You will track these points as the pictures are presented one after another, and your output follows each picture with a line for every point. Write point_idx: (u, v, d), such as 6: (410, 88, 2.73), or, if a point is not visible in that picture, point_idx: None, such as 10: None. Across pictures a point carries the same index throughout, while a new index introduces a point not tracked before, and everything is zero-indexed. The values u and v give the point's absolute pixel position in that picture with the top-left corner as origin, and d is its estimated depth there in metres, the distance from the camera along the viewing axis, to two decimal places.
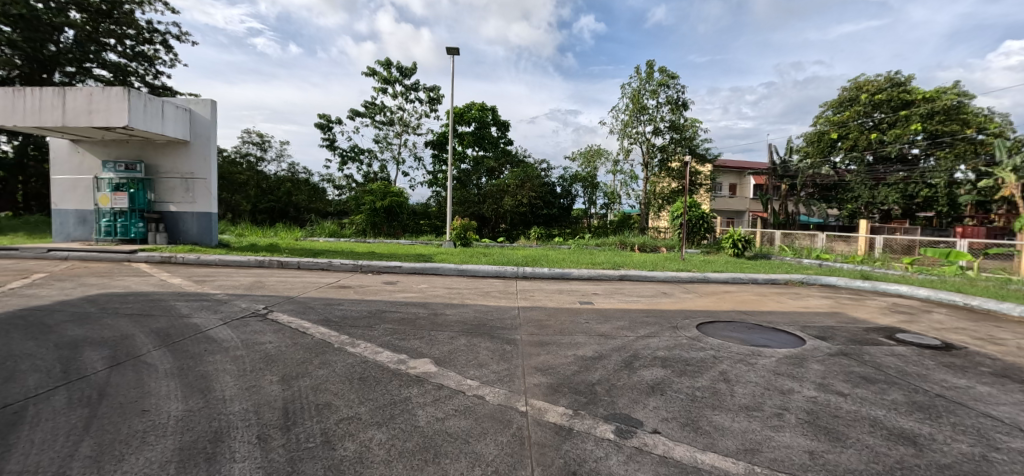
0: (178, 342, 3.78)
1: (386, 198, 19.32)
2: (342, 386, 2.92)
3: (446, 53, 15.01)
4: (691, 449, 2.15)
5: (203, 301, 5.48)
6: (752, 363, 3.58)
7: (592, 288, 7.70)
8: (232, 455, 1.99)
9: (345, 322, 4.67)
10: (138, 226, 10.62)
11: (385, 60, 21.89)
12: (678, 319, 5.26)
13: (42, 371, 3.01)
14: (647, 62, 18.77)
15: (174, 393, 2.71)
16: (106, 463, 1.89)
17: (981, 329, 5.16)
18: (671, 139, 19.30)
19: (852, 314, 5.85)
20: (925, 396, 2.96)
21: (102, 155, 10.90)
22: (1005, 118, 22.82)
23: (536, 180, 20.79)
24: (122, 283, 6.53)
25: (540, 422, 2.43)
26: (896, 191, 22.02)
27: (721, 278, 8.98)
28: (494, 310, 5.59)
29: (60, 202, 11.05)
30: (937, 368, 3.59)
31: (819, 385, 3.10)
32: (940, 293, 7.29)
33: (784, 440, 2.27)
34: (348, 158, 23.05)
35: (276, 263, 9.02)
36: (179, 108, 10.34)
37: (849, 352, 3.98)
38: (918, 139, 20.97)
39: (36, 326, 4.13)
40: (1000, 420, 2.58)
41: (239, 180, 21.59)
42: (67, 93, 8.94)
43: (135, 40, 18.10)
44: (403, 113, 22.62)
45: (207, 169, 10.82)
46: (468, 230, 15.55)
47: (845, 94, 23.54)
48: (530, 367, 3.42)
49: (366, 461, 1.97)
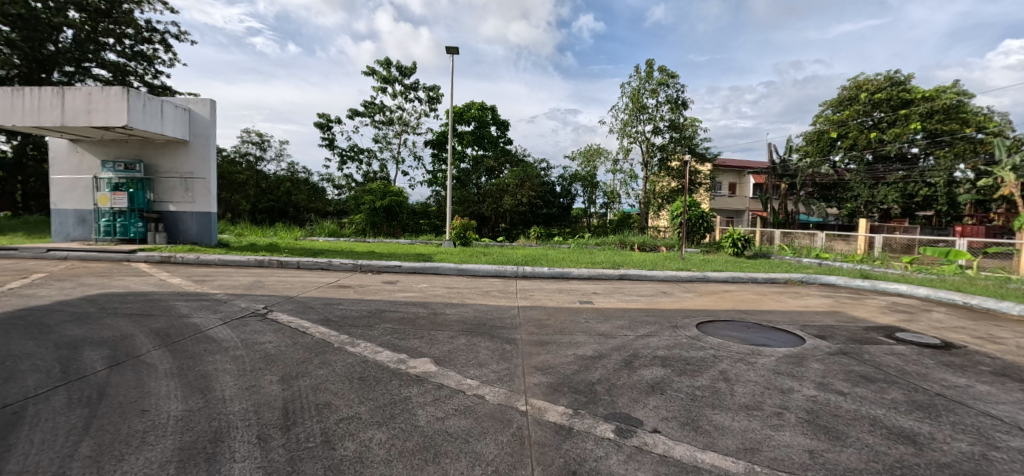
0: (177, 342, 3.78)
1: (386, 198, 19.35)
2: (342, 386, 2.92)
3: (446, 52, 14.99)
4: (692, 449, 2.15)
5: (203, 301, 5.47)
6: (751, 362, 3.58)
7: (592, 287, 7.71)
8: (232, 455, 1.99)
9: (345, 322, 4.67)
10: (138, 226, 10.61)
11: (385, 59, 21.89)
12: (678, 319, 5.26)
13: (41, 371, 3.01)
14: (647, 61, 18.75)
15: (173, 393, 2.71)
16: (106, 464, 1.89)
17: (981, 329, 5.16)
18: (671, 138, 19.30)
19: (852, 313, 5.85)
20: (925, 395, 2.96)
21: (101, 155, 10.89)
22: (1004, 118, 22.82)
23: (536, 179, 20.75)
24: (122, 283, 6.52)
25: (540, 422, 2.43)
26: (896, 190, 22.16)
27: (720, 277, 8.99)
28: (494, 310, 5.59)
29: (59, 201, 11.03)
30: (936, 367, 3.59)
31: (819, 385, 3.10)
32: (939, 293, 7.29)
33: (784, 439, 2.27)
34: (348, 158, 23.02)
35: (276, 263, 9.01)
36: (178, 108, 10.32)
37: (849, 352, 3.98)
38: (918, 138, 21.14)
39: (35, 327, 4.12)
40: (999, 419, 2.59)
41: (238, 179, 21.57)
42: (65, 93, 8.92)
43: (134, 40, 18.06)
44: (403, 113, 22.60)
45: (206, 168, 10.81)
46: (467, 229, 15.54)
47: (845, 93, 23.38)
48: (530, 367, 3.41)
49: (366, 461, 1.97)
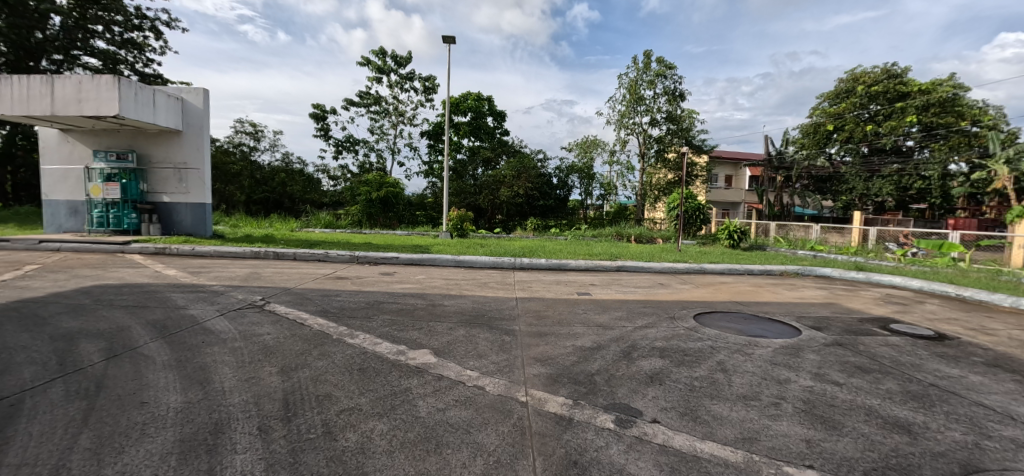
0: (174, 334, 3.76)
1: (382, 189, 19.26)
2: (342, 377, 2.92)
3: (443, 41, 14.76)
4: (691, 438, 2.17)
5: (199, 292, 5.43)
6: (749, 353, 3.62)
7: (589, 278, 7.76)
8: (234, 446, 2.00)
9: (343, 313, 4.67)
10: (131, 217, 10.51)
11: (380, 49, 21.69)
12: (676, 310, 5.31)
13: (37, 364, 2.98)
14: (646, 51, 18.55)
15: (172, 385, 2.70)
16: (107, 455, 1.88)
17: (973, 320, 5.24)
18: (667, 130, 19.25)
19: (847, 305, 5.91)
20: (919, 385, 3.01)
21: (93, 145, 10.72)
22: (1000, 111, 22.85)
23: (533, 171, 20.74)
24: (116, 275, 6.47)
25: (540, 413, 2.44)
26: (890, 183, 22.13)
27: (717, 269, 9.04)
28: (492, 301, 5.59)
29: (50, 192, 10.86)
30: (930, 358, 3.65)
31: (815, 375, 3.13)
32: (933, 285, 7.38)
33: (782, 428, 2.31)
34: (343, 148, 22.92)
35: (273, 255, 8.97)
36: (171, 98, 10.16)
37: (845, 342, 4.03)
38: (913, 131, 21.26)
39: (30, 319, 4.08)
40: (992, 408, 2.63)
41: (232, 170, 21.43)
42: (55, 81, 8.75)
43: (123, 27, 17.66)
44: (399, 103, 22.46)
45: (200, 159, 10.69)
46: (464, 221, 15.90)
47: (842, 86, 23.75)
48: (530, 358, 3.43)
49: (368, 452, 1.98)
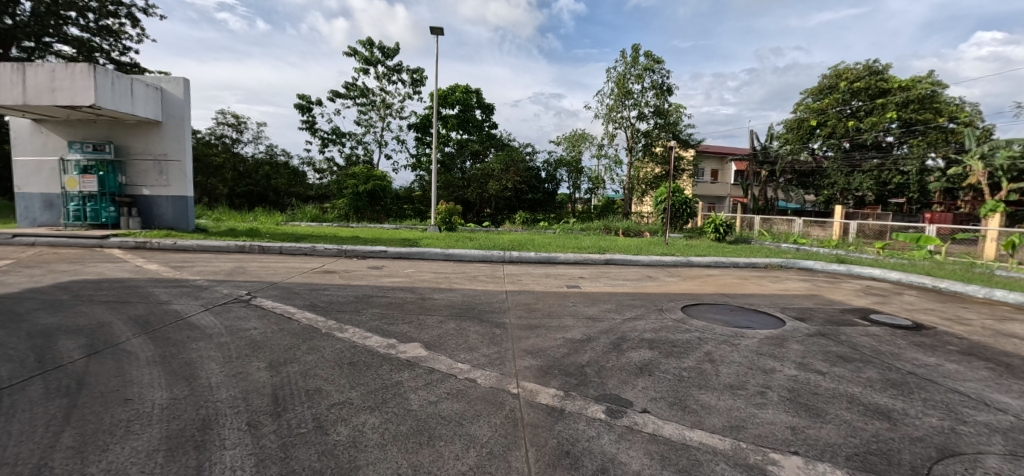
0: (158, 329, 3.69)
1: (369, 182, 18.94)
2: (331, 371, 2.89)
3: (430, 32, 14.55)
4: (681, 427, 2.22)
5: (183, 287, 5.35)
6: (735, 344, 3.70)
7: (578, 271, 7.80)
8: (222, 442, 1.97)
9: (331, 307, 4.63)
10: (109, 211, 10.16)
11: (366, 39, 21.32)
12: (664, 302, 5.37)
13: (14, 361, 2.90)
14: (634, 45, 18.56)
15: (157, 381, 2.64)
16: (91, 454, 1.84)
17: (948, 310, 5.44)
18: (655, 124, 19.39)
19: (829, 296, 6.07)
20: (898, 373, 3.10)
21: (67, 136, 10.34)
22: (975, 107, 23.52)
23: (521, 164, 20.66)
24: (96, 269, 6.33)
25: (532, 404, 2.46)
26: (870, 177, 22.65)
27: (703, 262, 9.18)
28: (483, 294, 5.58)
29: (23, 184, 10.46)
30: (908, 347, 3.77)
31: (800, 365, 3.21)
32: (911, 276, 7.59)
33: (767, 417, 2.36)
34: (329, 141, 22.55)
35: (257, 249, 8.83)
36: (149, 87, 9.83)
37: (827, 333, 4.15)
38: (893, 127, 21.79)
39: (7, 314, 3.98)
40: (966, 395, 2.74)
41: (214, 163, 20.97)
42: (27, 70, 8.41)
43: (97, 14, 17.05)
44: (386, 95, 22.15)
45: (180, 150, 10.41)
46: (452, 214, 15.57)
47: (825, 82, 24.21)
48: (520, 350, 3.44)
49: (360, 446, 1.97)
